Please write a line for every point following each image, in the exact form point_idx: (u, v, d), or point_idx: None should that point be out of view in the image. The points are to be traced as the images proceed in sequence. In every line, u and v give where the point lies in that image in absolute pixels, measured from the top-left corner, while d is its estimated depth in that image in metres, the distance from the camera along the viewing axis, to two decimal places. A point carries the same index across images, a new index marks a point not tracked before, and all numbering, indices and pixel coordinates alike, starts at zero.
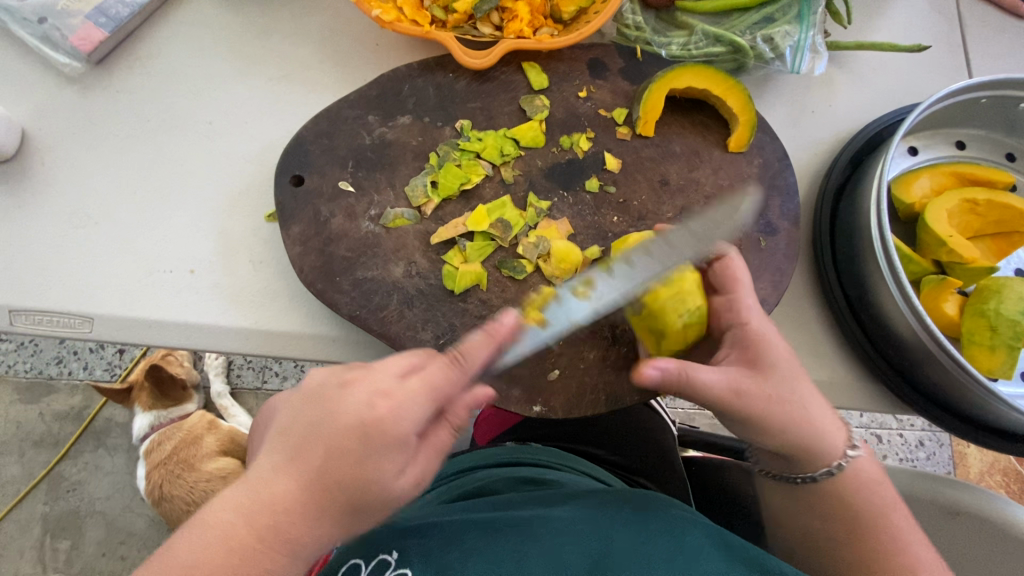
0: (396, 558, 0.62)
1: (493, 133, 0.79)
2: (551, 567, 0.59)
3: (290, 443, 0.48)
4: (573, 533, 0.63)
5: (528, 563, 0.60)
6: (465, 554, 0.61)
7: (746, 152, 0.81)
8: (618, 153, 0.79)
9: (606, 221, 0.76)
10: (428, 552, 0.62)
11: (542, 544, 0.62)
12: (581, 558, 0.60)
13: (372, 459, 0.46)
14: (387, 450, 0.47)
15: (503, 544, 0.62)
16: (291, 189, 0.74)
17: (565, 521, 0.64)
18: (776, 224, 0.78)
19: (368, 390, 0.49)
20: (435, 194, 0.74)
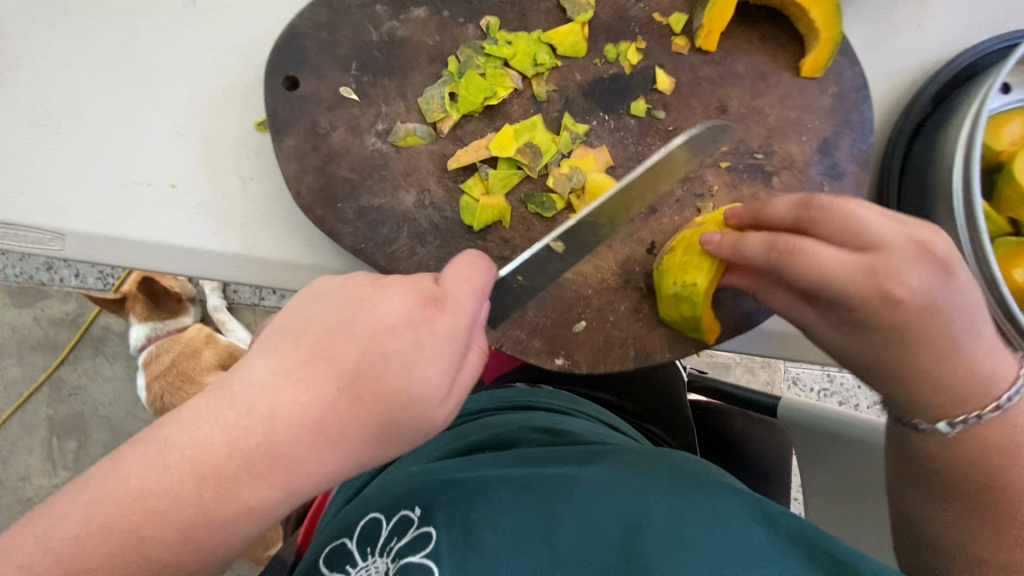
0: (419, 515, 0.60)
1: (524, 36, 0.65)
2: (582, 531, 0.56)
3: (314, 345, 0.42)
4: (604, 493, 0.59)
5: (559, 525, 0.57)
6: (494, 512, 0.59)
7: (821, 78, 0.68)
8: (672, 70, 0.67)
9: (651, 152, 0.66)
10: (454, 506, 0.60)
11: (572, 504, 0.58)
12: (614, 523, 0.56)
13: (416, 365, 0.42)
14: (439, 364, 0.43)
15: (531, 505, 0.59)
16: (284, 93, 0.63)
17: (596, 482, 0.60)
18: (844, 166, 0.68)
19: (401, 290, 0.45)
20: (453, 109, 0.63)
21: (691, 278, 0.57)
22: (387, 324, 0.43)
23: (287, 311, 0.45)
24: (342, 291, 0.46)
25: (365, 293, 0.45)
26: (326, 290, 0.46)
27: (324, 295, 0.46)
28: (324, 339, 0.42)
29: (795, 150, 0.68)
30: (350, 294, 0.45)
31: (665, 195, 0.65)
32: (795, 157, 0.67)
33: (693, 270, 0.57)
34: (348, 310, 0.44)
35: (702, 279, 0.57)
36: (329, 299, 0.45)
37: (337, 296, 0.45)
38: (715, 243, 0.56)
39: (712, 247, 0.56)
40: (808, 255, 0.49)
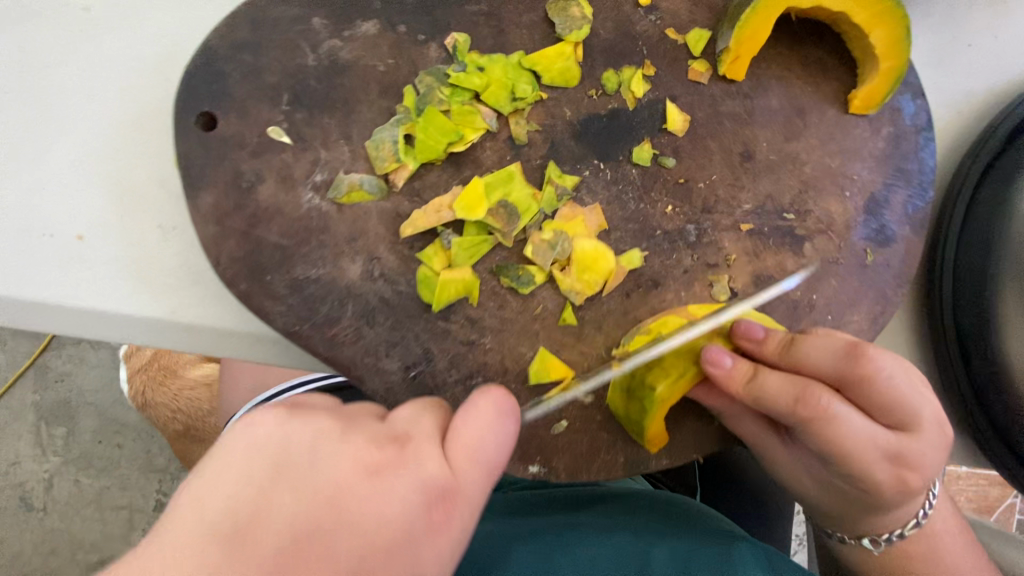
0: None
1: (501, 59, 0.52)
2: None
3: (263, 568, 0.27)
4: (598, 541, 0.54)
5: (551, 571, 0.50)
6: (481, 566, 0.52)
7: (873, 115, 0.55)
8: (686, 104, 0.53)
9: (655, 211, 0.53)
10: None
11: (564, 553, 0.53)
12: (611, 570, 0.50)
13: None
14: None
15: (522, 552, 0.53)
16: (197, 133, 0.50)
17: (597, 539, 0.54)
18: (893, 228, 0.55)
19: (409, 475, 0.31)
20: (409, 157, 0.51)
21: (651, 380, 0.46)
22: (380, 528, 0.29)
23: (224, 473, 0.29)
24: (310, 456, 0.31)
25: (348, 468, 0.30)
26: (283, 446, 0.31)
27: (281, 454, 0.31)
28: (283, 547, 0.27)
29: (835, 208, 0.55)
30: (322, 466, 0.30)
31: (670, 265, 0.53)
32: (833, 216, 0.54)
33: (659, 371, 0.47)
34: (324, 496, 0.29)
35: (663, 385, 0.46)
36: (293, 467, 0.30)
37: (300, 466, 0.30)
38: (724, 369, 0.43)
39: (719, 372, 0.43)
40: (837, 427, 0.40)
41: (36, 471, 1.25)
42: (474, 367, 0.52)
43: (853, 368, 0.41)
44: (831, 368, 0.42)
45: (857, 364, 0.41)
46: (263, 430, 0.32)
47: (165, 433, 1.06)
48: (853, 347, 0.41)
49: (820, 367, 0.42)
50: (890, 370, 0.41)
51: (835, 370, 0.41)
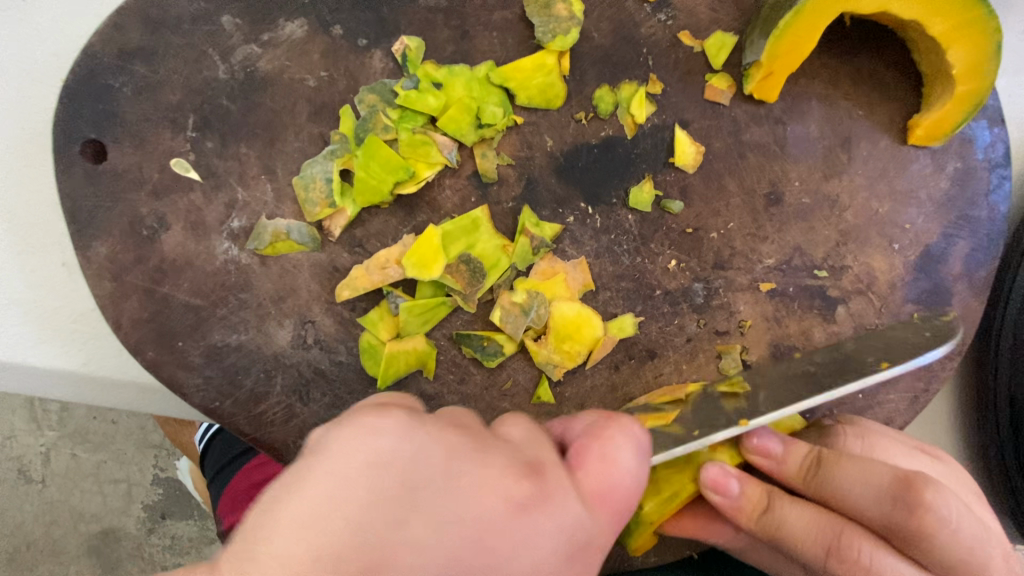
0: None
1: (465, 72, 0.41)
2: None
3: None
4: None
5: None
6: None
7: (938, 147, 0.43)
8: (700, 130, 0.42)
9: (655, 266, 0.43)
10: None
11: None
12: None
13: None
14: None
15: None
16: (84, 167, 0.40)
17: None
18: (952, 288, 0.44)
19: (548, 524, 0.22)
20: (348, 200, 0.40)
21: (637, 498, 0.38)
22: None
23: (325, 503, 0.21)
24: (442, 491, 0.21)
25: (488, 506, 0.21)
26: (409, 473, 0.22)
27: (406, 482, 0.21)
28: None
29: (879, 264, 0.44)
30: (454, 506, 0.21)
31: (670, 332, 0.43)
32: (876, 274, 0.44)
33: (648, 484, 0.38)
34: (456, 544, 0.21)
35: (653, 505, 0.38)
36: (420, 504, 0.21)
37: (429, 503, 0.21)
38: (731, 498, 0.35)
39: (723, 502, 0.35)
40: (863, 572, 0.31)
41: (32, 446, 0.79)
42: None
43: (902, 518, 0.30)
44: (872, 509, 0.31)
45: (910, 513, 0.30)
46: (374, 444, 0.22)
47: None
48: (904, 486, 0.30)
49: (856, 506, 0.32)
50: (959, 515, 0.30)
51: (876, 514, 0.31)
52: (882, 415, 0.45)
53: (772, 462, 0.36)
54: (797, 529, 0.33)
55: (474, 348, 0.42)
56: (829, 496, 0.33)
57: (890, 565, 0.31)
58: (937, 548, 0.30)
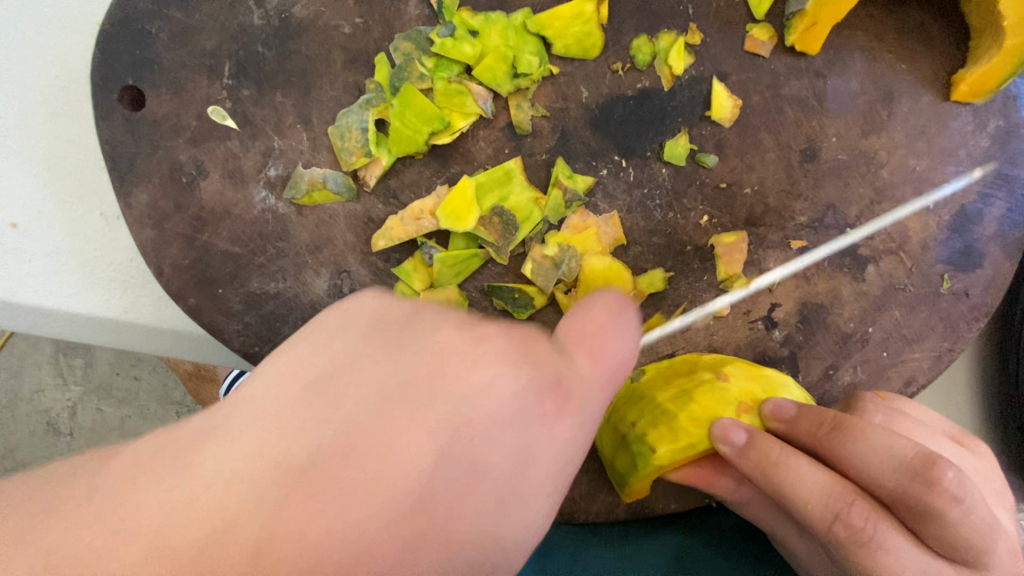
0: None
1: (501, 21, 0.40)
2: None
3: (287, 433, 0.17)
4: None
5: None
6: None
7: (981, 103, 0.42)
8: (738, 83, 0.41)
9: (686, 221, 0.43)
10: None
11: None
12: None
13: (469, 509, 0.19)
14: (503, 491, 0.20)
15: None
16: (123, 114, 0.41)
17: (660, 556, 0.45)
18: (984, 249, 0.44)
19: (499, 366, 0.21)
20: (384, 150, 0.41)
21: (653, 441, 0.40)
22: (476, 420, 0.19)
23: (298, 349, 0.20)
24: (404, 334, 0.21)
25: (443, 339, 0.21)
26: (371, 324, 0.21)
27: (366, 332, 0.21)
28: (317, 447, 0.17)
29: (912, 223, 0.44)
30: (417, 343, 0.20)
31: (699, 288, 0.44)
32: (909, 233, 0.43)
33: (665, 429, 0.40)
34: (399, 379, 0.19)
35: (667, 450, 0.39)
36: (396, 344, 0.20)
37: (409, 343, 0.21)
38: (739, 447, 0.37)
39: (731, 452, 0.37)
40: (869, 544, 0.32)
41: (59, 400, 0.82)
42: None
43: (918, 492, 0.31)
44: (890, 482, 0.32)
45: (927, 489, 0.31)
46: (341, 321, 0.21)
47: (175, 371, 0.70)
48: (926, 463, 0.31)
49: (869, 476, 0.33)
50: (970, 496, 0.31)
51: (892, 485, 0.32)
52: (905, 373, 0.45)
53: (786, 423, 0.38)
54: (805, 486, 0.34)
55: (504, 298, 0.43)
56: (844, 457, 0.34)
57: (892, 537, 0.32)
58: (949, 525, 0.31)
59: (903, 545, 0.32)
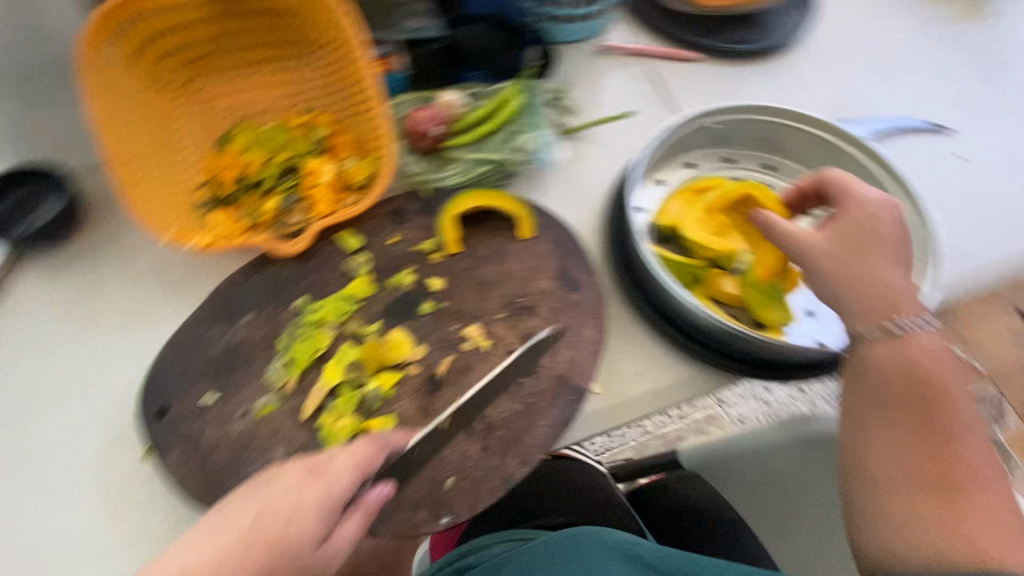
0: None
1: (328, 299, 0.90)
2: None
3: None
4: None
5: None
6: None
7: (538, 233, 0.99)
8: (438, 274, 0.94)
9: (448, 332, 0.89)
10: None
11: None
12: None
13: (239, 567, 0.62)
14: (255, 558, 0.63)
15: None
16: (158, 422, 0.80)
17: None
18: (581, 278, 0.95)
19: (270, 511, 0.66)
20: (292, 372, 0.83)
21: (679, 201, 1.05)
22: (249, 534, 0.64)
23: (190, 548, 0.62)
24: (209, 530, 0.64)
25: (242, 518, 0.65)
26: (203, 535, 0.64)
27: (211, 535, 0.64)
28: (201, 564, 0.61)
29: (544, 284, 0.94)
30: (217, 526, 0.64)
31: (470, 356, 0.87)
32: (546, 288, 0.94)
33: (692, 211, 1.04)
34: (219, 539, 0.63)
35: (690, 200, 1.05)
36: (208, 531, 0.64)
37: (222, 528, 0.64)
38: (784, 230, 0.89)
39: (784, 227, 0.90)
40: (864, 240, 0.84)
41: None
42: None
43: (842, 190, 0.89)
44: (836, 189, 0.90)
45: (848, 190, 0.89)
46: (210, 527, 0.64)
47: None
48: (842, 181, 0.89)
49: (844, 187, 0.89)
50: (873, 196, 0.87)
51: (842, 186, 0.89)
52: (589, 339, 0.90)
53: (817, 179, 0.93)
54: (837, 189, 0.89)
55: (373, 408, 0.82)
56: (834, 184, 0.90)
57: (859, 201, 0.87)
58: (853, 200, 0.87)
59: (865, 205, 0.86)
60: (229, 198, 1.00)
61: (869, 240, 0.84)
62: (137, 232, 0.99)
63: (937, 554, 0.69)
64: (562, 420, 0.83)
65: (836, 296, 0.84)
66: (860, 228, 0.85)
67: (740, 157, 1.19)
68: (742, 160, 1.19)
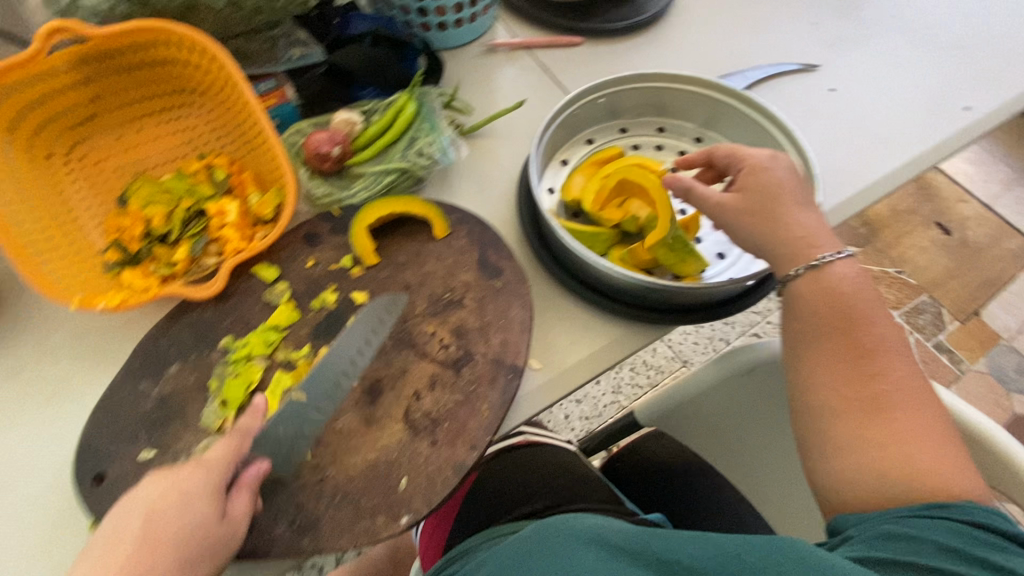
0: None
1: (254, 332, 0.90)
2: None
3: None
4: None
5: None
6: None
7: (452, 230, 1.02)
8: (361, 287, 0.96)
9: (379, 340, 0.90)
10: None
11: None
12: None
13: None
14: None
15: None
16: (95, 489, 0.78)
17: None
18: (500, 264, 0.98)
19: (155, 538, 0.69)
20: (228, 410, 0.83)
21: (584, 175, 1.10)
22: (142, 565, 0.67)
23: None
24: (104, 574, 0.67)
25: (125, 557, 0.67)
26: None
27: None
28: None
29: (466, 277, 0.97)
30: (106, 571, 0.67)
31: (405, 359, 0.89)
32: (469, 279, 0.97)
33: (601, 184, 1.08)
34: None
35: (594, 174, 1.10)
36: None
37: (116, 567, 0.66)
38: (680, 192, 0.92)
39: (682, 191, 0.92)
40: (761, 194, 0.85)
41: None
42: (332, 486, 0.79)
43: (737, 149, 0.91)
44: (732, 149, 0.92)
45: (743, 150, 0.90)
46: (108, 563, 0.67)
47: None
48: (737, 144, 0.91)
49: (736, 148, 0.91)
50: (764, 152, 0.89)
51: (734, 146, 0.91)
52: (517, 319, 0.93)
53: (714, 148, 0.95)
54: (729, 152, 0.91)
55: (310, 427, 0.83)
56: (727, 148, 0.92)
57: (749, 158, 0.89)
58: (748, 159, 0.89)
59: (757, 160, 0.88)
60: (138, 255, 0.99)
61: (763, 192, 0.85)
62: (46, 307, 0.97)
63: (886, 474, 0.69)
64: (503, 400, 0.85)
65: (757, 246, 0.86)
66: (756, 181, 0.86)
67: (632, 127, 1.27)
68: (633, 129, 1.27)
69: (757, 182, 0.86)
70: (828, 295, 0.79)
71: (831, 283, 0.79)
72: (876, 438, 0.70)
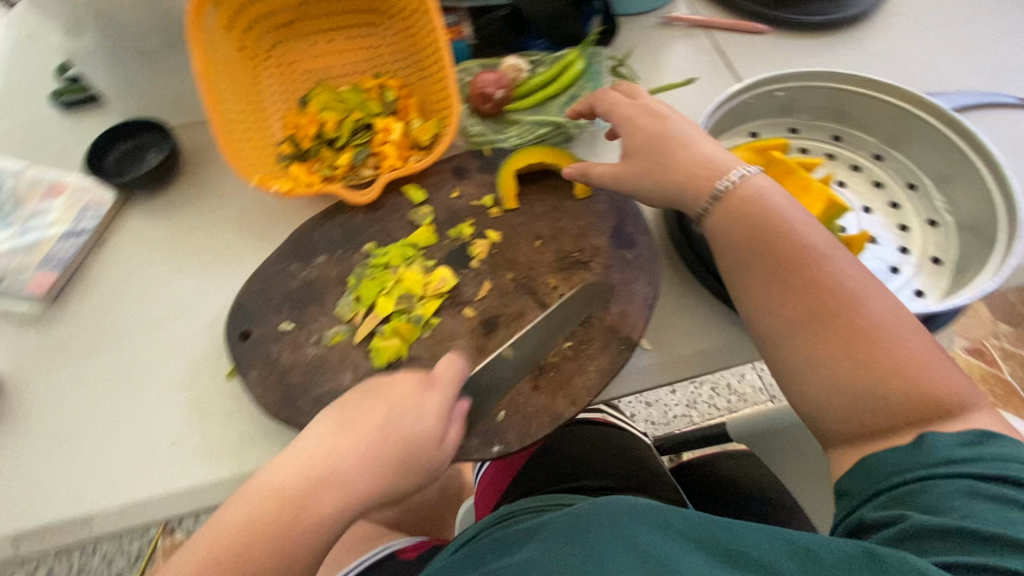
0: None
1: (394, 245, 0.96)
2: None
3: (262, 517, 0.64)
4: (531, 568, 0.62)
5: None
6: None
7: (595, 193, 1.01)
8: (496, 227, 0.99)
9: (504, 280, 0.93)
10: None
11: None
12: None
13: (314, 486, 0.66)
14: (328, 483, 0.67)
15: None
16: (241, 343, 0.88)
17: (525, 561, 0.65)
18: (635, 237, 0.97)
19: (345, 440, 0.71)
20: (360, 306, 0.90)
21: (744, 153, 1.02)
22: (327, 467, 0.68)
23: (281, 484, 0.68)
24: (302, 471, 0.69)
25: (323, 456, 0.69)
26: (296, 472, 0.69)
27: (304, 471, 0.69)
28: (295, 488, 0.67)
29: (598, 241, 0.97)
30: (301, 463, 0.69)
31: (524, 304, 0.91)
32: (601, 244, 0.96)
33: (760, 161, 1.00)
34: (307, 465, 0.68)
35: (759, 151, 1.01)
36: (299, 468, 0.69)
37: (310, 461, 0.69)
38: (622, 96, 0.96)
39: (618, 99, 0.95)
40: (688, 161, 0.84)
41: None
42: None
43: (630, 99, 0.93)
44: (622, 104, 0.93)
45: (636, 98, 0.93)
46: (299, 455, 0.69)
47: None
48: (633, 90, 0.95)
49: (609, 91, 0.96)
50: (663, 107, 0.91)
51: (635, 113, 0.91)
52: (641, 294, 0.91)
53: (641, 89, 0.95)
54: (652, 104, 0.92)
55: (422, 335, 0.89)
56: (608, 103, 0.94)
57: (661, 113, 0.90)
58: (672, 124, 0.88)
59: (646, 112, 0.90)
60: (307, 153, 1.08)
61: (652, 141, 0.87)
62: (227, 181, 1.10)
63: (859, 408, 0.65)
64: (611, 367, 0.85)
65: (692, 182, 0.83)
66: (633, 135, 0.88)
67: (802, 129, 1.18)
68: (802, 131, 1.18)
69: (645, 154, 0.87)
70: (744, 219, 0.78)
71: (741, 205, 0.78)
72: (835, 352, 0.67)
